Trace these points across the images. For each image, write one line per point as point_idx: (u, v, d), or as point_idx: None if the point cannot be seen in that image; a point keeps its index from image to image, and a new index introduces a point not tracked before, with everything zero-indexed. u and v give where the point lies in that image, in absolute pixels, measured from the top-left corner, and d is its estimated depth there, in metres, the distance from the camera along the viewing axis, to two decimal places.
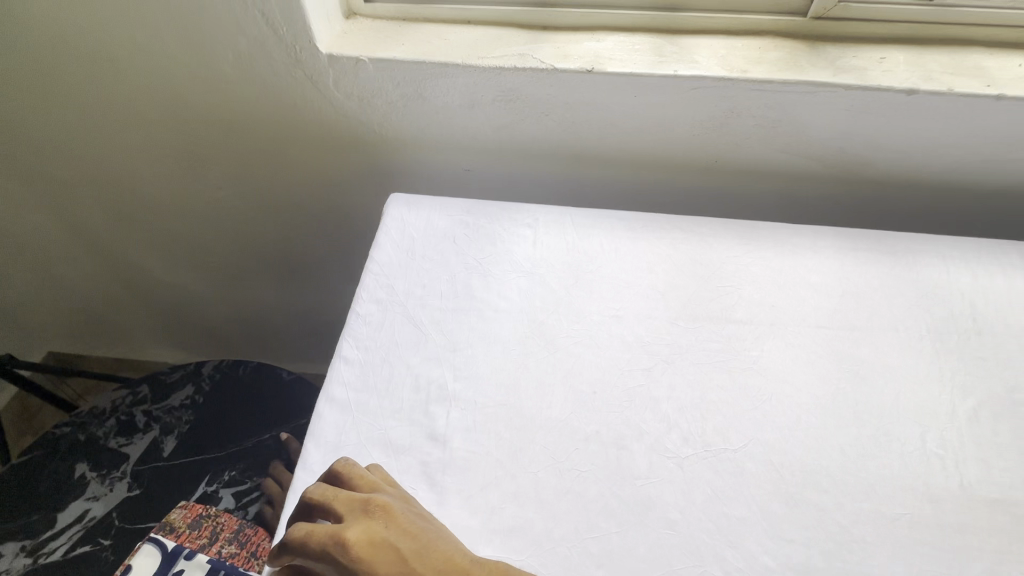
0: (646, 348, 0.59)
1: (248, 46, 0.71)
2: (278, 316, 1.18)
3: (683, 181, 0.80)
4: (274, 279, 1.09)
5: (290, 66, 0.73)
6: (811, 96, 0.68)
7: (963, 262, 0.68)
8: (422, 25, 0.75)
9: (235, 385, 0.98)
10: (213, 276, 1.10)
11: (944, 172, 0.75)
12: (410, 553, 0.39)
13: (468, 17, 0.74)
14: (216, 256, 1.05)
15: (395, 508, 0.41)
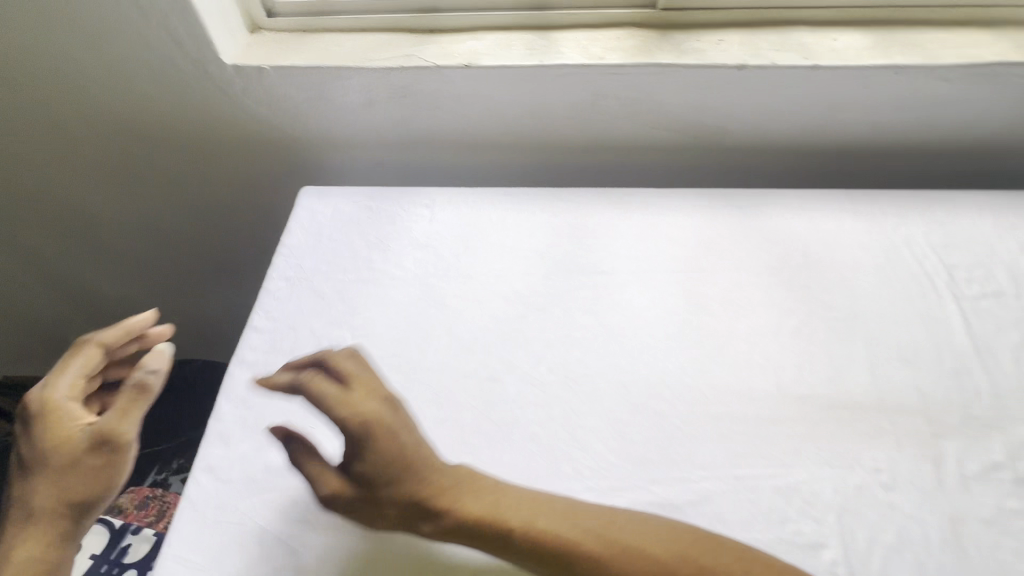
0: (523, 299, 0.68)
1: (159, 63, 0.78)
2: (223, 319, 1.24)
3: (570, 159, 0.90)
4: (214, 282, 1.15)
5: (201, 79, 0.80)
6: (661, 76, 0.79)
7: (800, 210, 0.79)
8: (320, 35, 0.83)
9: (181, 382, 1.04)
10: (156, 285, 1.15)
11: (790, 135, 0.86)
12: (409, 447, 0.50)
13: (360, 26, 0.82)
14: (155, 264, 1.11)
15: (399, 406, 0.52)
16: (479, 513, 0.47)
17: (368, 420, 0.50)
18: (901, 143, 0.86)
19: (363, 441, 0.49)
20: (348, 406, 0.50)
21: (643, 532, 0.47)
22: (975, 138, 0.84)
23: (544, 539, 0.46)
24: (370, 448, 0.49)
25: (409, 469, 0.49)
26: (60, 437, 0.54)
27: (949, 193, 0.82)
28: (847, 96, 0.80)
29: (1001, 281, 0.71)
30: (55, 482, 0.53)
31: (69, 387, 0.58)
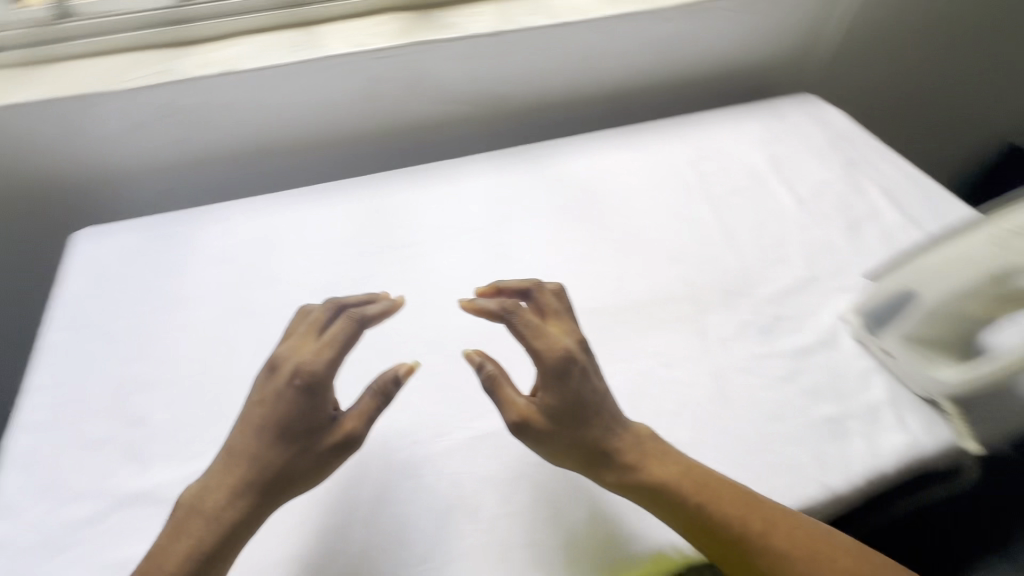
0: (334, 287, 0.69)
1: None
2: None
3: (372, 147, 0.92)
4: None
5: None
6: (428, 53, 0.83)
7: (581, 151, 0.87)
8: (57, 64, 0.76)
9: None
10: None
11: (565, 88, 0.95)
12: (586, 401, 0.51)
13: (103, 49, 0.77)
14: None
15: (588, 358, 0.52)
16: (667, 477, 0.50)
17: (570, 349, 0.51)
18: (658, 78, 0.98)
19: (557, 376, 0.50)
20: (538, 337, 0.51)
21: (812, 526, 0.49)
22: (710, 66, 0.99)
23: (661, 485, 0.50)
24: (573, 381, 0.50)
25: (550, 419, 0.50)
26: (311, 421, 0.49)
27: (699, 115, 0.96)
28: (598, 46, 0.90)
29: (741, 178, 0.84)
30: (295, 457, 0.49)
31: (323, 358, 0.50)
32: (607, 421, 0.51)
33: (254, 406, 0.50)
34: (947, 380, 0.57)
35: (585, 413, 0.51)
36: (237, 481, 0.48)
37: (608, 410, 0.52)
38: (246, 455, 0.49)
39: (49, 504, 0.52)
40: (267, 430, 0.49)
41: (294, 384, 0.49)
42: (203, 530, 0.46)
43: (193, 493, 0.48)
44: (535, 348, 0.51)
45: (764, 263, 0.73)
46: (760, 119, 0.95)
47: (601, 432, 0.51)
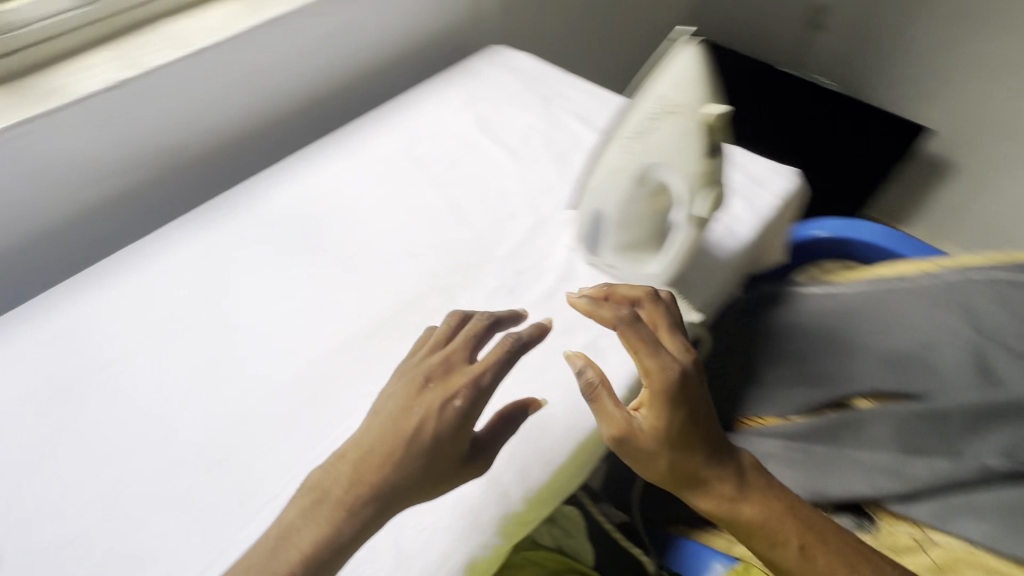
0: (19, 460, 0.55)
1: None
2: None
3: (26, 264, 0.72)
4: None
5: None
6: (32, 131, 0.65)
7: (283, 177, 0.80)
8: None
9: None
10: None
11: (245, 116, 0.85)
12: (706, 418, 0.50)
13: None
14: None
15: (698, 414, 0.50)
16: (781, 526, 0.50)
17: (685, 370, 0.50)
18: (342, 72, 0.93)
19: (671, 398, 0.48)
20: (656, 351, 0.49)
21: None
22: (394, 47, 0.97)
23: (753, 520, 0.50)
24: (689, 399, 0.49)
25: (656, 426, 0.49)
26: (438, 452, 0.48)
27: (400, 100, 0.94)
28: (261, 61, 0.81)
29: (456, 147, 0.85)
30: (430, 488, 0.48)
31: (470, 376, 0.50)
32: (698, 438, 0.49)
33: (409, 413, 0.49)
34: (654, 271, 0.62)
35: (692, 428, 0.49)
36: (394, 449, 0.47)
37: (710, 426, 0.50)
38: (401, 442, 0.48)
39: None
40: (447, 432, 0.48)
41: (454, 405, 0.49)
42: (328, 522, 0.45)
43: (352, 454, 0.48)
44: (670, 366, 0.48)
45: (495, 223, 0.74)
46: (459, 84, 0.97)
47: (707, 457, 0.50)
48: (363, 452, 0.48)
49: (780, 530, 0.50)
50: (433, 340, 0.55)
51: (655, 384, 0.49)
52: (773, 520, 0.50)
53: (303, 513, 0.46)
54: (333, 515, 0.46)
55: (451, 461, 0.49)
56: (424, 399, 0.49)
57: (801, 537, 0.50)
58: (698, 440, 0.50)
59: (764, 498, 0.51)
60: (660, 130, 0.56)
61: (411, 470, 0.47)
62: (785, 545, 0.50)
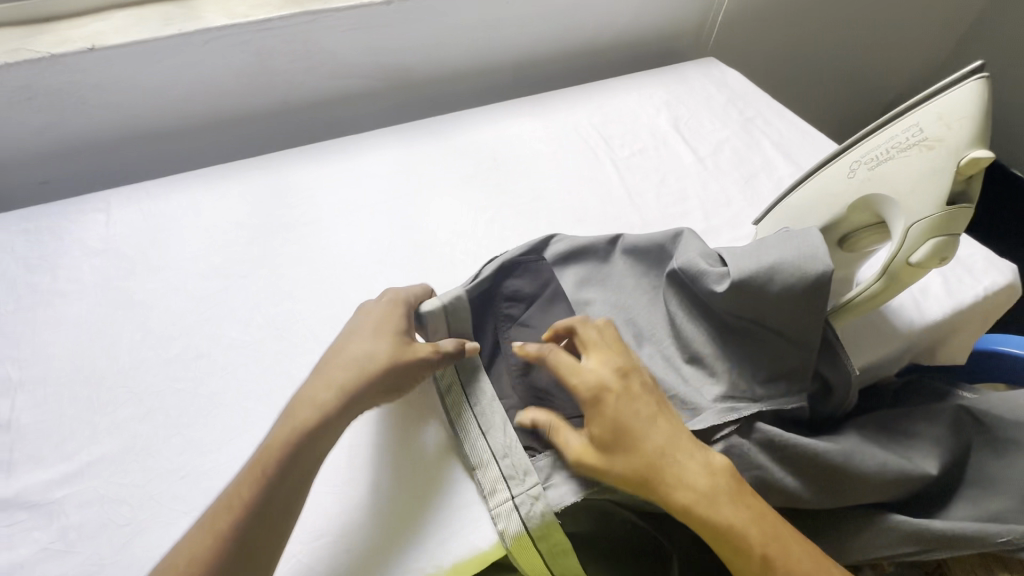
0: (229, 268, 0.66)
1: None
2: None
3: (267, 130, 0.86)
4: None
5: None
6: (317, 23, 0.77)
7: (488, 119, 0.87)
8: None
9: None
10: None
11: (472, 61, 0.91)
12: (651, 417, 0.47)
13: None
14: None
15: (609, 387, 0.47)
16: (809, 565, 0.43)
17: (614, 428, 0.46)
18: (565, 49, 0.98)
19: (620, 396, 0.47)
20: (581, 376, 0.48)
21: None
22: (615, 32, 0.99)
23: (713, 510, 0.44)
24: (612, 412, 0.46)
25: (614, 486, 0.46)
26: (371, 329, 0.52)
27: (604, 84, 0.96)
28: (501, 16, 0.88)
29: (647, 140, 0.86)
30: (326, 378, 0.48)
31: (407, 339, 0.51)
32: (665, 478, 0.45)
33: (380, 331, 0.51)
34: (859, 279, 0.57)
35: (649, 489, 0.45)
36: (359, 368, 0.48)
37: (646, 468, 0.45)
38: (286, 438, 0.45)
39: None
40: (353, 391, 0.47)
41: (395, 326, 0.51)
42: (255, 474, 0.43)
43: (308, 402, 0.47)
44: (602, 448, 0.46)
45: (664, 218, 0.75)
46: (664, 84, 0.97)
47: (671, 476, 0.45)
48: (253, 488, 0.42)
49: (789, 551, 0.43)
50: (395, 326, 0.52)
51: (613, 465, 0.45)
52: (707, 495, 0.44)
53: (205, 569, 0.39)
54: (256, 471, 0.43)
55: (399, 369, 0.49)
56: (286, 432, 0.45)
57: (786, 536, 0.44)
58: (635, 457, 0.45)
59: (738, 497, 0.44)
60: (889, 161, 0.49)
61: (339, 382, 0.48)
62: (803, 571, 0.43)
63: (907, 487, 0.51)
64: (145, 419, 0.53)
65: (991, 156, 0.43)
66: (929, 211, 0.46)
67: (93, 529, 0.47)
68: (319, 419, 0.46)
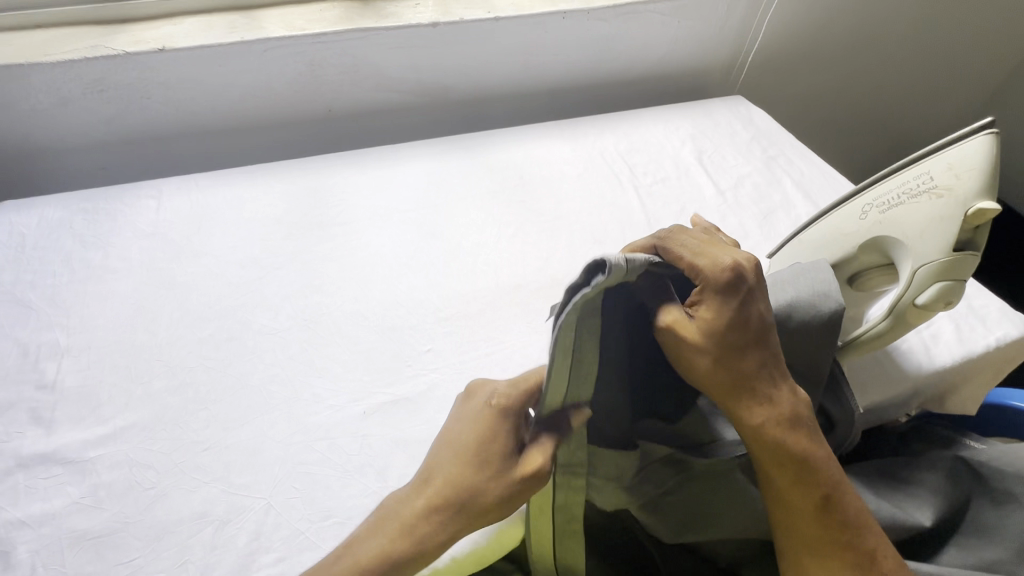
0: (265, 260, 0.70)
1: None
2: None
3: (311, 135, 0.92)
4: None
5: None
6: (366, 40, 0.83)
7: (519, 139, 0.91)
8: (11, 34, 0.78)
9: None
10: None
11: (507, 84, 0.96)
12: (763, 326, 0.43)
13: (63, 20, 0.79)
14: None
15: (739, 276, 0.42)
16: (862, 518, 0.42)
17: (733, 324, 0.41)
18: (597, 79, 1.02)
19: (741, 292, 0.42)
20: (715, 257, 0.42)
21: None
22: (647, 66, 1.03)
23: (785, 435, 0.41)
24: (739, 299, 0.41)
25: (697, 374, 0.42)
26: (462, 423, 0.41)
27: (633, 114, 1.00)
28: (538, 44, 0.92)
29: (670, 170, 0.89)
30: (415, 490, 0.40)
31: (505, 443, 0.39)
32: (762, 387, 0.42)
33: (476, 424, 0.40)
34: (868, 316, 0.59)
35: (744, 389, 0.41)
36: (441, 480, 0.39)
37: (748, 374, 0.41)
38: (360, 561, 0.38)
39: None
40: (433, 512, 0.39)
41: (491, 418, 0.40)
42: None
43: (393, 510, 0.40)
44: (708, 338, 0.40)
45: None
46: (691, 118, 1.00)
47: (770, 392, 0.42)
48: None
49: (846, 503, 0.42)
50: (489, 421, 0.40)
51: (708, 351, 0.40)
52: (785, 414, 0.42)
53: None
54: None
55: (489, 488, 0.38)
56: (365, 554, 0.38)
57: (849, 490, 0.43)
58: (738, 352, 0.41)
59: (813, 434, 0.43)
60: (897, 206, 0.51)
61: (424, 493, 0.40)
62: (846, 526, 0.41)
63: (901, 528, 0.51)
64: (177, 391, 0.57)
65: (998, 208, 0.46)
66: (937, 255, 0.48)
67: (121, 488, 0.51)
68: (398, 542, 0.38)
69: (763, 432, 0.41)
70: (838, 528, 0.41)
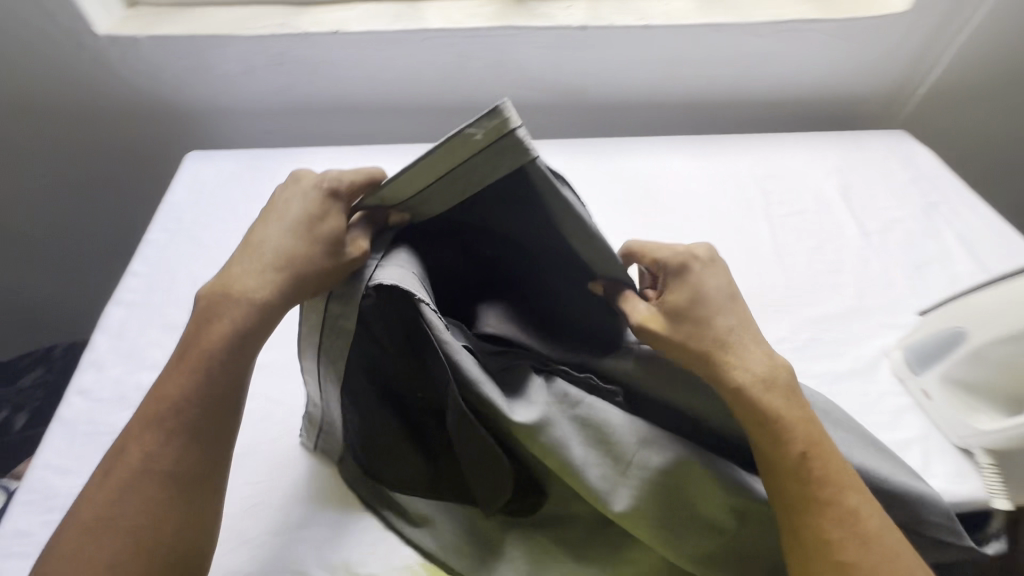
0: None
1: (46, 46, 0.83)
2: (81, 307, 1.16)
3: (447, 122, 0.96)
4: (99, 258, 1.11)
5: (64, 37, 0.82)
6: (516, 37, 0.86)
7: (647, 151, 0.89)
8: (217, 7, 0.89)
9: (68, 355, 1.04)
10: (44, 265, 1.09)
11: (642, 92, 0.95)
12: (727, 303, 0.49)
13: None
14: (36, 242, 1.05)
15: (695, 266, 0.50)
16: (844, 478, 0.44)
17: (695, 301, 0.48)
18: (738, 96, 0.97)
19: (694, 276, 0.49)
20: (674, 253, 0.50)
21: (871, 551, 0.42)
22: (796, 88, 0.97)
23: (764, 400, 0.45)
24: (694, 283, 0.49)
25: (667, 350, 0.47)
26: (289, 211, 0.47)
27: (772, 137, 0.94)
28: (684, 55, 0.90)
29: (808, 201, 0.83)
30: (247, 276, 0.45)
31: (329, 225, 0.46)
32: (737, 353, 0.46)
33: (309, 215, 0.46)
34: None
35: (718, 356, 0.46)
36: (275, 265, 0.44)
37: (719, 344, 0.46)
38: (214, 341, 0.43)
39: (127, 367, 0.60)
40: (271, 286, 0.44)
41: (315, 209, 0.47)
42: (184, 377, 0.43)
43: (225, 301, 0.44)
44: (669, 316, 0.47)
45: (812, 285, 0.71)
46: (840, 149, 0.92)
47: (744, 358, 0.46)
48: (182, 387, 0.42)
49: (829, 462, 0.44)
50: (314, 212, 0.46)
51: (674, 327, 0.46)
52: (762, 379, 0.45)
53: (138, 435, 0.41)
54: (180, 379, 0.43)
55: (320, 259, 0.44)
56: (208, 341, 0.43)
57: (832, 452, 0.45)
58: (705, 327, 0.47)
59: (791, 398, 0.46)
60: None
61: (258, 275, 0.45)
62: (843, 494, 0.43)
63: None
64: None
65: None
66: None
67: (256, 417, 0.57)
68: (239, 314, 0.44)
69: (740, 395, 0.45)
70: (818, 483, 0.43)
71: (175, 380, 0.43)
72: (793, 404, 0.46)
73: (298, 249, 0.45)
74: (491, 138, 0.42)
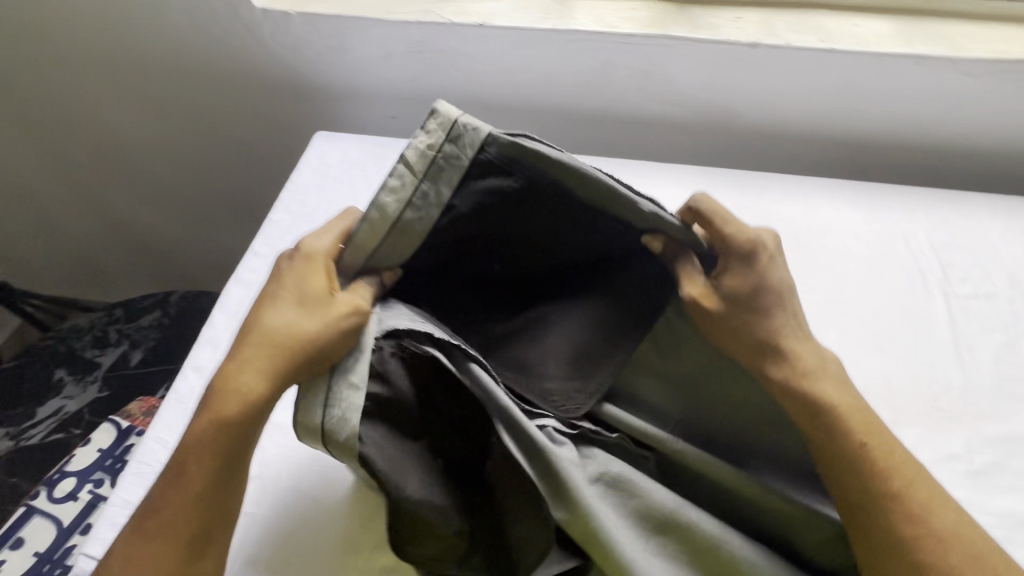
0: None
1: (207, 13, 0.85)
2: (199, 258, 1.23)
3: (575, 130, 0.90)
4: (222, 217, 1.16)
5: (223, 6, 0.84)
6: (673, 48, 0.77)
7: (802, 193, 0.78)
8: None
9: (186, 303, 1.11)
10: (174, 216, 1.16)
11: (804, 122, 0.83)
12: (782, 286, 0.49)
13: None
14: (171, 194, 1.12)
15: (761, 245, 0.49)
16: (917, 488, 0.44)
17: (755, 289, 0.48)
18: (920, 141, 0.82)
19: (752, 260, 0.49)
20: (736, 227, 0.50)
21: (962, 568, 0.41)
22: (998, 139, 0.81)
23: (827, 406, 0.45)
24: (754, 265, 0.49)
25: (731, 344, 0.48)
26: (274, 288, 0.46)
27: (959, 195, 0.79)
28: (866, 87, 0.77)
29: (1000, 282, 0.69)
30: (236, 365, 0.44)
31: (319, 297, 0.45)
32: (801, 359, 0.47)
33: (294, 287, 0.45)
34: None
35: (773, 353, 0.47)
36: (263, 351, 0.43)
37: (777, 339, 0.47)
38: (210, 438, 0.43)
39: None
40: (266, 369, 0.43)
41: (299, 282, 0.46)
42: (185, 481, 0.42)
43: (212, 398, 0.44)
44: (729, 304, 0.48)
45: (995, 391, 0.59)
46: None
47: (793, 347, 0.48)
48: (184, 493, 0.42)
49: (903, 470, 0.44)
50: (298, 283, 0.46)
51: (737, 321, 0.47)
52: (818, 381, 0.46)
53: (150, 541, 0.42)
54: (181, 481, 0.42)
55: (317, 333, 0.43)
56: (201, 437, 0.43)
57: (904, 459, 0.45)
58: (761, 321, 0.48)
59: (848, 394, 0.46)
60: None
61: (247, 361, 0.44)
62: (930, 506, 0.43)
63: None
64: None
65: None
66: None
67: None
68: (230, 403, 0.43)
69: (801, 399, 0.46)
70: (892, 499, 0.43)
71: (179, 483, 0.42)
72: (852, 399, 0.46)
73: (289, 326, 0.44)
74: (448, 128, 0.46)
